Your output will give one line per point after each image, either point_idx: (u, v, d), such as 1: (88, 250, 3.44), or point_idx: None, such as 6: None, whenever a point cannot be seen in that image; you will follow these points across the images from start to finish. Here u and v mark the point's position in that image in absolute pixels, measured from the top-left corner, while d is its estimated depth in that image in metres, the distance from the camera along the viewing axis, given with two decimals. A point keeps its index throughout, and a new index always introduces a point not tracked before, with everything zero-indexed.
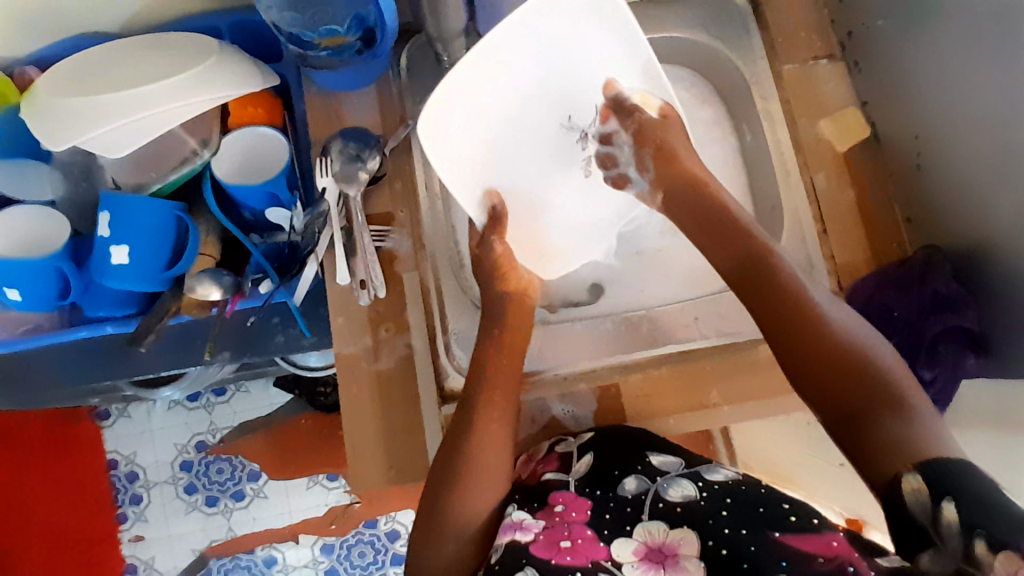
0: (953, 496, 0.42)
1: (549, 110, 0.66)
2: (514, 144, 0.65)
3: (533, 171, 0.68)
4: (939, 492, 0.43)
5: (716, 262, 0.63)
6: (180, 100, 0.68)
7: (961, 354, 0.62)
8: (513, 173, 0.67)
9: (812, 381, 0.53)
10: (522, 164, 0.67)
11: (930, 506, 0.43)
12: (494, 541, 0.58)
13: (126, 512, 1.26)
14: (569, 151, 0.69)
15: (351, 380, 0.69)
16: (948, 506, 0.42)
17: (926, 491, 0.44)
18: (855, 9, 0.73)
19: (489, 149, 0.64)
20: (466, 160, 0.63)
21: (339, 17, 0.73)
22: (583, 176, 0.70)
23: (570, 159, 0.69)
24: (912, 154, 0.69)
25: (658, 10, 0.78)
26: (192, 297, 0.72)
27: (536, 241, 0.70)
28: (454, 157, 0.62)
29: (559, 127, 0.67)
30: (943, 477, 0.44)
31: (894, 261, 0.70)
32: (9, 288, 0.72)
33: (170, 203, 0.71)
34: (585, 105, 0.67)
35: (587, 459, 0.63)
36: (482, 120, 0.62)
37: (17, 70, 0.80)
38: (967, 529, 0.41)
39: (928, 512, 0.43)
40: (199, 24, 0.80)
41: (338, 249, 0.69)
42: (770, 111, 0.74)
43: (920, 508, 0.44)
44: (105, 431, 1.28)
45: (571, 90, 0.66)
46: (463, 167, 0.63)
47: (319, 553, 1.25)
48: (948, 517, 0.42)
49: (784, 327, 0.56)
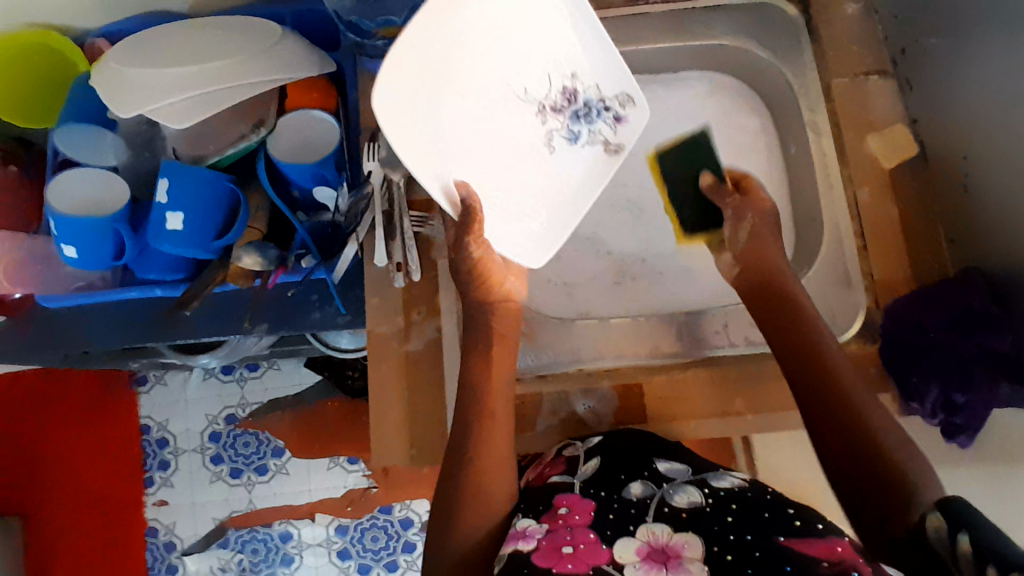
0: (969, 531, 0.42)
1: (503, 88, 0.63)
2: (481, 124, 0.62)
3: (488, 144, 0.63)
4: (956, 525, 0.43)
5: (743, 282, 0.66)
6: (243, 79, 0.72)
7: (994, 382, 0.61)
8: (467, 150, 0.61)
9: (812, 414, 0.56)
10: (471, 137, 0.61)
11: (949, 540, 0.43)
12: (496, 552, 0.58)
13: (153, 476, 1.31)
14: (528, 123, 0.65)
15: (380, 359, 0.71)
16: (964, 538, 0.42)
17: (945, 526, 0.44)
18: (910, 26, 0.72)
19: (450, 125, 0.59)
20: (427, 133, 0.58)
21: (397, 9, 0.75)
22: (546, 151, 0.67)
23: (526, 131, 0.65)
24: (959, 176, 0.68)
25: (708, 18, 0.78)
26: (237, 266, 0.75)
27: (513, 223, 0.66)
28: (403, 138, 0.56)
29: (511, 99, 0.63)
30: (963, 515, 0.43)
31: (938, 280, 0.69)
32: (67, 244, 0.76)
33: (225, 176, 0.76)
34: (532, 74, 0.64)
35: (593, 463, 0.64)
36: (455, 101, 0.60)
37: (88, 40, 0.86)
38: (978, 556, 0.40)
39: (948, 546, 0.42)
40: (264, 9, 0.84)
41: (379, 231, 0.71)
42: (817, 124, 0.74)
43: (941, 544, 0.43)
44: (141, 396, 1.34)
45: (529, 69, 0.64)
46: (410, 145, 0.57)
47: (333, 532, 1.28)
48: (964, 547, 0.41)
49: (799, 354, 0.59)
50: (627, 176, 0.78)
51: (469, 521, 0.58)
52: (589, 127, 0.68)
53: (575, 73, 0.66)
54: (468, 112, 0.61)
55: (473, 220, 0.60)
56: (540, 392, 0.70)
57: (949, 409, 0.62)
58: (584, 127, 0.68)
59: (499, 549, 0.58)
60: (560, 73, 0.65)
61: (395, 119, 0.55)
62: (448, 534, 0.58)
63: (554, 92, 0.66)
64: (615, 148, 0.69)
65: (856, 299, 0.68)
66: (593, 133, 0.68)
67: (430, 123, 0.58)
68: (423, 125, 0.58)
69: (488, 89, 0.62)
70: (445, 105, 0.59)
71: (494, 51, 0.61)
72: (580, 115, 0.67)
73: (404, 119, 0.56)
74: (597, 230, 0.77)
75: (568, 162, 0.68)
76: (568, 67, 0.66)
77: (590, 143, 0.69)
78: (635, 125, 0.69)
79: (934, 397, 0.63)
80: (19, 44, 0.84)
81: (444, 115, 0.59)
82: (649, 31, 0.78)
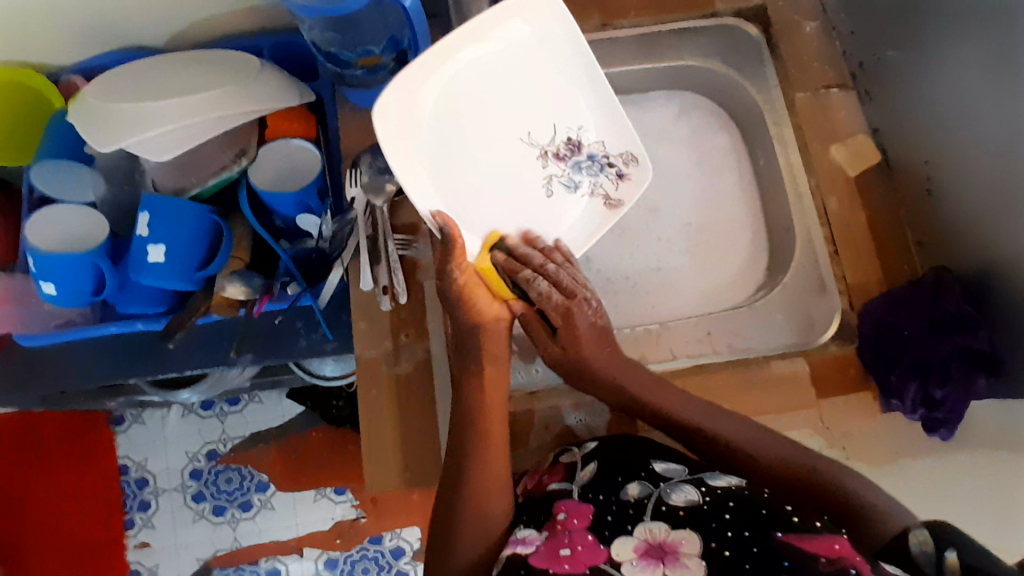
0: (956, 547, 0.47)
1: (535, 129, 0.71)
2: (492, 120, 0.69)
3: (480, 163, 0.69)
4: (943, 544, 0.48)
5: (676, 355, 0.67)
6: (229, 108, 0.72)
7: (971, 375, 0.63)
8: (472, 142, 0.68)
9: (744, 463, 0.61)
10: (480, 122, 0.68)
11: (934, 555, 0.47)
12: (497, 557, 0.58)
13: (133, 517, 1.27)
14: (529, 164, 0.71)
15: (370, 382, 0.70)
16: (951, 554, 0.46)
17: (930, 543, 0.48)
18: (865, 40, 0.76)
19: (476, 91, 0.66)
20: (461, 78, 0.66)
21: (375, 37, 0.76)
22: (543, 195, 0.72)
23: (518, 170, 0.71)
24: (922, 179, 0.71)
25: (674, 38, 0.81)
26: (222, 296, 0.75)
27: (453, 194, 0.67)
28: (448, 53, 0.64)
29: (515, 141, 0.70)
30: (948, 535, 0.48)
31: (905, 280, 0.72)
32: (45, 281, 0.75)
33: (207, 208, 0.75)
34: (539, 123, 0.71)
35: (590, 468, 0.64)
36: (491, 92, 0.68)
37: (63, 76, 0.86)
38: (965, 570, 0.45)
39: (933, 561, 0.47)
40: (244, 41, 0.85)
41: (364, 256, 0.71)
42: (783, 136, 0.77)
43: (925, 558, 0.48)
44: (118, 435, 1.30)
45: (570, 150, 0.72)
46: (444, 97, 0.65)
47: (323, 567, 1.24)
48: (951, 561, 0.46)
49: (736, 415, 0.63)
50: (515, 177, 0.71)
51: (466, 533, 0.59)
52: (591, 179, 0.73)
53: (582, 128, 0.72)
54: (493, 104, 0.68)
55: (452, 246, 0.62)
56: (531, 407, 0.71)
57: (930, 404, 0.65)
58: (585, 177, 0.73)
59: (501, 551, 0.59)
60: (587, 134, 0.72)
61: (466, 32, 0.63)
62: (448, 552, 0.59)
63: (558, 141, 0.72)
64: (614, 202, 0.73)
65: (831, 303, 0.71)
66: (594, 185, 0.73)
67: (443, 124, 0.66)
68: (471, 63, 0.65)
69: (514, 120, 0.70)
70: (467, 110, 0.67)
71: (529, 105, 0.70)
72: (582, 165, 0.72)
73: (451, 82, 0.65)
74: (517, 204, 0.71)
75: (535, 212, 0.72)
76: (576, 121, 0.72)
77: (590, 194, 0.73)
78: (632, 186, 0.71)
79: (914, 393, 0.65)
80: (10, 82, 0.84)
81: (467, 111, 0.67)
82: (623, 54, 0.81)
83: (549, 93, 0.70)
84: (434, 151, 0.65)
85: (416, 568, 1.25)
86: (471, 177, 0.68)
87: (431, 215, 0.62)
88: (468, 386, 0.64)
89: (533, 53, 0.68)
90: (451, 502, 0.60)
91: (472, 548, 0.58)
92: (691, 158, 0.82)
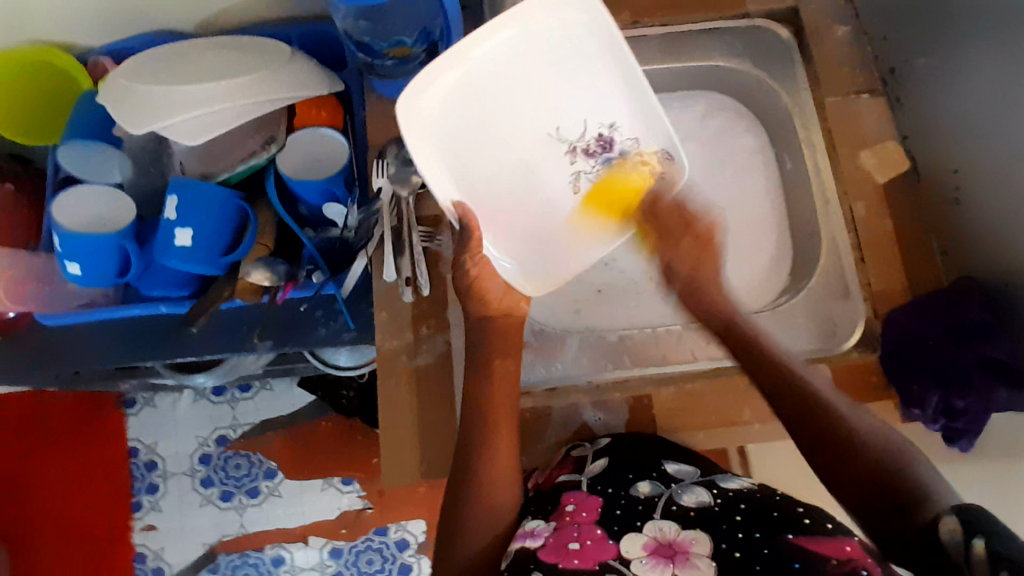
0: (984, 534, 0.42)
1: (564, 125, 0.70)
2: (521, 114, 0.69)
3: (505, 157, 0.70)
4: (972, 530, 0.43)
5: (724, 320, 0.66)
6: (260, 95, 0.73)
7: (993, 386, 0.62)
8: (497, 135, 0.69)
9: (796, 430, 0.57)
10: (507, 117, 0.68)
11: (961, 542, 0.42)
12: (504, 549, 0.59)
13: (141, 500, 1.28)
14: (557, 159, 0.71)
15: (389, 373, 0.70)
16: (979, 542, 0.42)
17: (960, 530, 0.43)
18: (897, 46, 0.76)
19: (505, 87, 0.67)
20: (489, 74, 0.65)
21: (406, 29, 0.76)
22: (570, 192, 0.73)
23: (545, 164, 0.71)
24: (949, 189, 0.71)
25: (704, 39, 0.81)
26: (247, 282, 0.75)
27: (474, 189, 0.68)
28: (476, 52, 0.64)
29: (542, 136, 0.70)
30: (979, 520, 0.43)
31: (930, 289, 0.72)
32: (70, 261, 0.76)
33: (234, 194, 0.76)
34: (569, 118, 0.70)
35: (600, 462, 0.64)
36: (521, 87, 0.67)
37: (91, 57, 0.87)
38: (993, 559, 0.40)
39: (961, 549, 0.42)
40: (273, 29, 0.85)
41: (388, 247, 0.71)
42: (812, 140, 0.77)
43: (953, 546, 0.43)
44: (129, 418, 1.31)
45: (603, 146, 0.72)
46: (470, 94, 0.65)
47: (327, 556, 1.25)
48: (978, 550, 0.41)
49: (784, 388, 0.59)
50: (540, 171, 0.72)
51: (474, 527, 0.60)
52: (622, 177, 0.72)
53: (613, 125, 0.70)
54: (522, 99, 0.68)
55: (469, 240, 0.64)
56: (550, 405, 0.71)
57: (951, 414, 0.64)
58: (615, 175, 0.72)
59: (509, 544, 0.59)
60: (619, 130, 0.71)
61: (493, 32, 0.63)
62: (453, 545, 0.60)
63: (589, 137, 0.71)
64: (645, 202, 0.72)
65: (853, 309, 0.71)
66: (624, 183, 0.72)
67: (469, 119, 0.67)
68: (500, 58, 0.65)
69: (543, 115, 0.70)
70: (495, 105, 0.67)
71: (559, 101, 0.69)
72: (611, 163, 0.72)
73: (478, 79, 0.65)
74: (541, 198, 0.72)
75: (558, 206, 0.73)
76: (607, 118, 0.70)
77: (620, 191, 0.73)
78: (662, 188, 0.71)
79: (936, 403, 0.64)
80: (30, 60, 0.84)
81: (494, 106, 0.67)
82: (648, 53, 0.81)
83: (580, 89, 0.69)
84: (458, 148, 0.66)
85: (421, 561, 1.25)
86: (495, 170, 0.70)
87: (451, 205, 0.64)
88: (487, 378, 0.64)
89: (564, 49, 0.67)
90: (457, 501, 0.61)
91: (478, 538, 0.59)
92: (716, 160, 0.82)
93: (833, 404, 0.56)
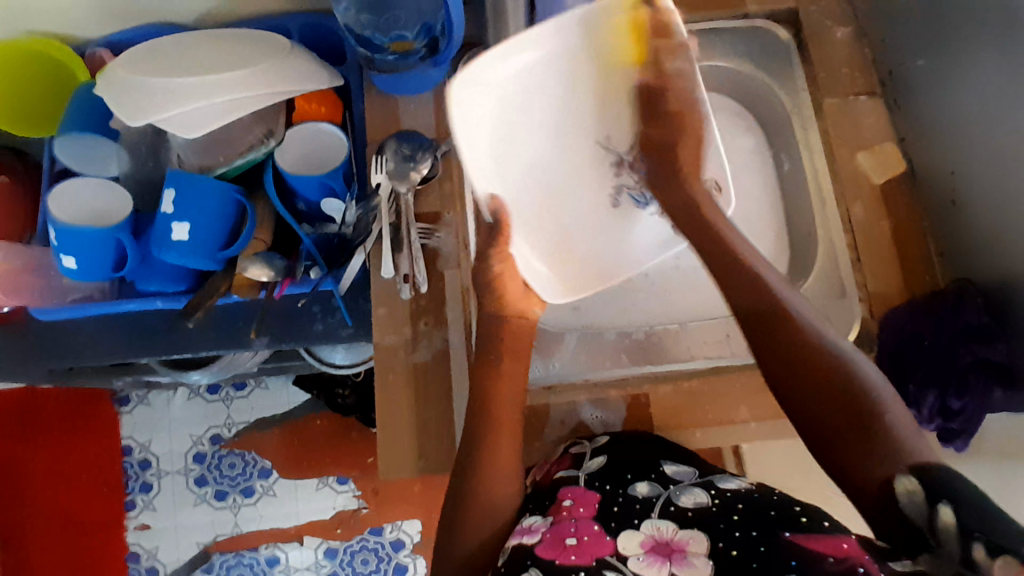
0: (950, 499, 0.40)
1: (614, 136, 0.67)
2: (564, 132, 0.67)
3: (544, 172, 0.68)
4: (935, 493, 0.41)
5: (741, 298, 0.54)
6: (259, 88, 0.72)
7: (988, 387, 0.62)
8: (535, 152, 0.67)
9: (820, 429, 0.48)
10: (545, 134, 0.67)
11: (925, 505, 0.41)
12: (502, 544, 0.59)
13: (134, 499, 1.27)
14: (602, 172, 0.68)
15: (386, 370, 0.70)
16: (946, 509, 0.40)
17: (921, 493, 0.42)
18: (896, 46, 0.76)
19: (542, 104, 0.65)
20: (525, 94, 0.64)
21: (409, 24, 0.76)
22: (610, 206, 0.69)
23: (587, 176, 0.69)
24: (947, 191, 0.71)
25: (704, 38, 0.81)
26: (243, 276, 0.76)
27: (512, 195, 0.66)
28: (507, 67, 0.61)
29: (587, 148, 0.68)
30: (943, 486, 0.42)
31: (925, 292, 0.71)
32: (65, 253, 0.75)
33: (231, 186, 0.75)
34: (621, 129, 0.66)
35: (599, 460, 0.65)
36: (564, 107, 0.66)
37: (89, 51, 0.86)
38: (963, 533, 0.39)
39: (925, 514, 0.41)
40: (273, 24, 0.85)
41: (386, 243, 0.71)
42: (810, 141, 0.78)
43: (916, 512, 0.42)
44: (123, 416, 1.30)
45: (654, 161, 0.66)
46: (506, 115, 0.65)
47: (322, 556, 1.24)
48: (946, 519, 0.40)
49: (806, 369, 0.49)
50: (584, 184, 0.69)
51: (472, 528, 0.59)
52: None
53: None
54: (565, 119, 0.67)
55: (499, 235, 0.64)
56: (548, 403, 0.71)
57: (947, 414, 0.65)
58: None
59: (505, 542, 0.59)
60: None
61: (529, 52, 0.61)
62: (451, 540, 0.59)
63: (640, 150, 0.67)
64: None
65: (851, 310, 0.71)
66: None
67: (505, 137, 0.65)
68: (538, 75, 0.63)
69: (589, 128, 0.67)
70: (534, 120, 0.65)
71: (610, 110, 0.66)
72: None
73: (515, 99, 0.64)
74: (582, 213, 0.69)
75: (597, 221, 0.69)
76: None
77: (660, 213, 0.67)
78: None
79: (932, 402, 0.65)
80: (27, 49, 0.83)
81: (532, 125, 0.66)
82: None
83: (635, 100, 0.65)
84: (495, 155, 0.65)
85: (416, 561, 1.24)
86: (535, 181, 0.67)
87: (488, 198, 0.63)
88: (485, 376, 0.63)
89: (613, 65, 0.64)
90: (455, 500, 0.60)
91: (475, 537, 0.59)
92: None
93: (860, 398, 0.47)
